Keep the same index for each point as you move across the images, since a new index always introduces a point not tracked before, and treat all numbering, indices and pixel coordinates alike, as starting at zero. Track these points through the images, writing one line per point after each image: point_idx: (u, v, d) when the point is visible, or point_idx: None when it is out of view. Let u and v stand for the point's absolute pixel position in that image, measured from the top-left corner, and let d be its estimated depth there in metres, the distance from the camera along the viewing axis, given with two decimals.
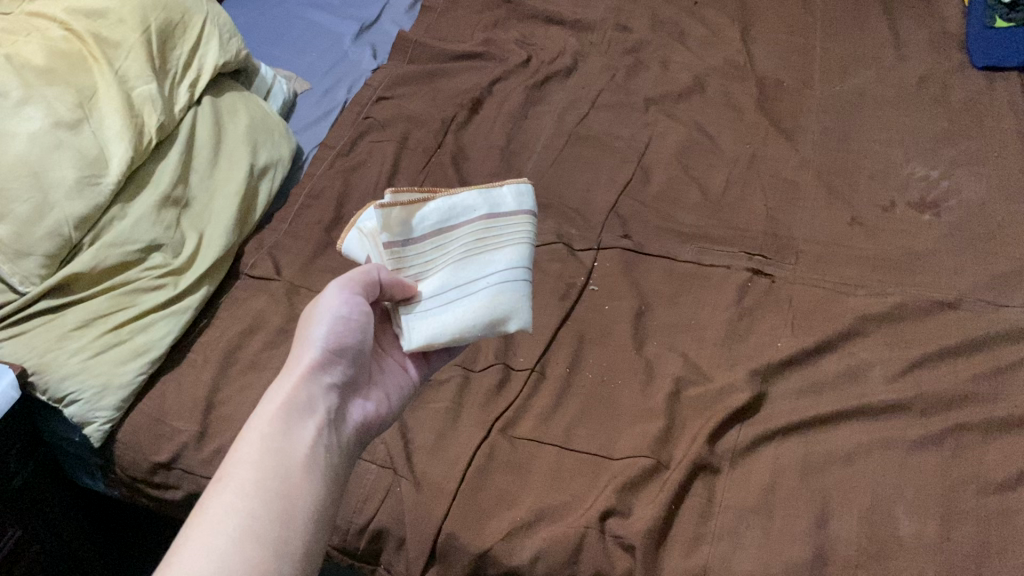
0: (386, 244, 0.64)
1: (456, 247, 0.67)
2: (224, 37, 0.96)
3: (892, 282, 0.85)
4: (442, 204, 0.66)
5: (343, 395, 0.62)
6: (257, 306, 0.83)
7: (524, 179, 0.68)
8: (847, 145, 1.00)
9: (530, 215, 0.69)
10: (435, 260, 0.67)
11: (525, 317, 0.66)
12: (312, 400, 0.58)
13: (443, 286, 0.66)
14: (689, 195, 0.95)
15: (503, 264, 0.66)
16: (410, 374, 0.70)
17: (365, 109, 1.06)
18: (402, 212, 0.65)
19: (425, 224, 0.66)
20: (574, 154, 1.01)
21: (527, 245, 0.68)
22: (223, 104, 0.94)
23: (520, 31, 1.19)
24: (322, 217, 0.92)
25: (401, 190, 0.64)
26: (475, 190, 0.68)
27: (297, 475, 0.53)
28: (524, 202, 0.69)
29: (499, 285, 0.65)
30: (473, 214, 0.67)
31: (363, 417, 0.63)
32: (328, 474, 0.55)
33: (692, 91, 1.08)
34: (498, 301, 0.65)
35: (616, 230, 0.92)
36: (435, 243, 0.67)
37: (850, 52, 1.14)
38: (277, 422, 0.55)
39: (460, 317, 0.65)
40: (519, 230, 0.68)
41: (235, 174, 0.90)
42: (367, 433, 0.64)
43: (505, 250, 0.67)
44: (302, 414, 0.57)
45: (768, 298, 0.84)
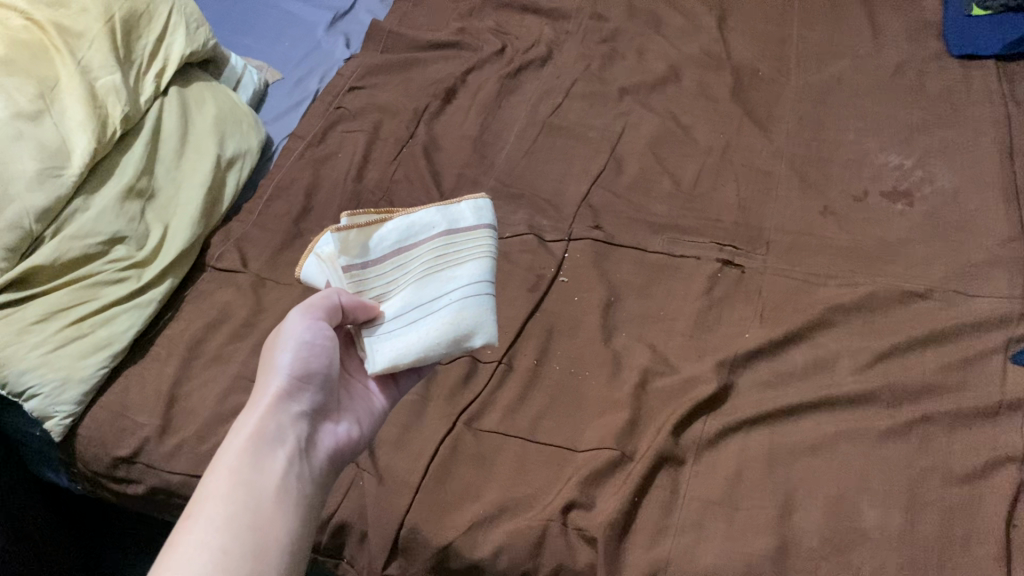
0: (344, 267, 0.66)
1: (418, 267, 0.68)
2: (192, 26, 0.94)
3: (863, 272, 0.85)
4: (398, 225, 0.68)
5: (313, 421, 0.63)
6: (224, 298, 0.82)
7: (479, 192, 0.69)
8: (822, 135, 0.99)
9: (490, 228, 0.69)
10: (397, 281, 0.68)
11: (491, 332, 0.65)
12: (280, 431, 0.59)
13: (406, 307, 0.66)
14: (662, 185, 0.95)
15: (464, 278, 0.66)
16: (380, 398, 0.70)
17: (337, 99, 1.05)
18: (357, 235, 0.67)
19: (383, 245, 0.67)
20: (547, 144, 1.00)
21: (489, 258, 0.67)
22: (190, 94, 0.93)
23: (496, 20, 1.18)
24: (291, 209, 0.92)
25: (356, 214, 0.67)
26: (433, 208, 0.69)
27: (266, 510, 0.54)
28: (484, 215, 0.69)
29: (460, 301, 0.65)
30: (431, 232, 0.68)
31: (335, 442, 0.64)
32: (299, 505, 0.56)
33: (668, 80, 1.07)
34: (460, 317, 0.64)
35: (587, 221, 0.91)
36: (395, 263, 0.68)
37: (826, 41, 1.13)
38: (245, 456, 0.56)
39: (423, 337, 0.65)
40: (479, 243, 0.68)
41: (201, 166, 0.89)
42: (340, 458, 0.65)
43: (467, 265, 0.67)
44: (270, 447, 0.58)
45: (737, 289, 0.84)
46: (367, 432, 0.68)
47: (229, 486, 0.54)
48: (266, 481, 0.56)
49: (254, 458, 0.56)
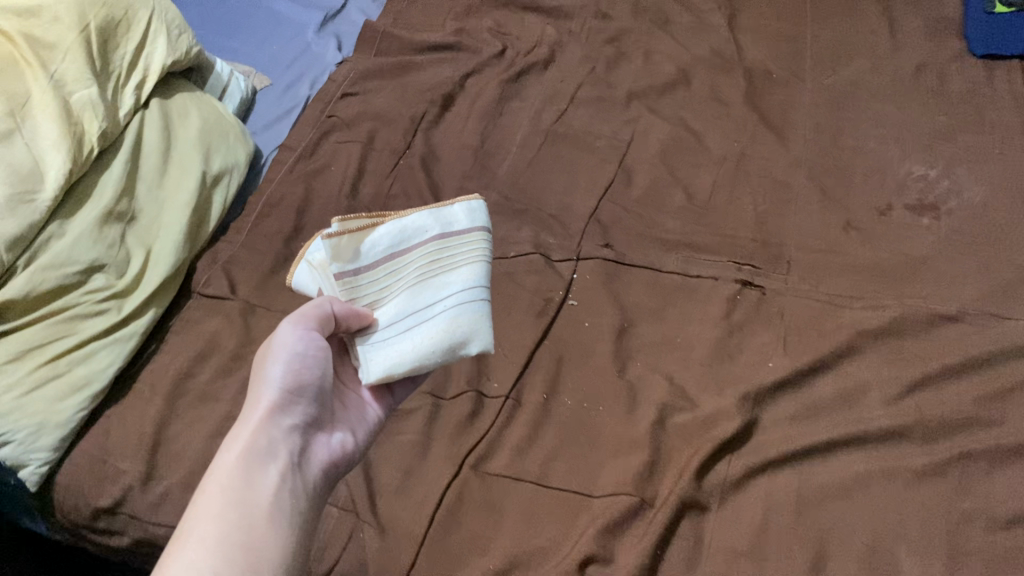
0: (336, 275, 0.61)
1: (412, 272, 0.63)
2: (174, 32, 0.88)
3: (890, 293, 0.80)
4: (390, 229, 0.63)
5: (307, 433, 0.59)
6: (211, 328, 0.77)
7: (474, 193, 0.65)
8: (841, 141, 0.94)
9: (483, 231, 0.65)
10: (391, 286, 0.64)
11: (488, 338, 0.61)
12: (272, 445, 0.55)
13: (399, 315, 0.62)
14: (674, 198, 0.90)
15: (459, 283, 0.62)
16: (376, 407, 0.66)
17: (329, 107, 0.99)
18: (349, 241, 0.62)
19: (376, 250, 0.63)
20: (551, 154, 0.95)
21: (483, 262, 0.64)
22: (172, 106, 0.87)
23: (495, 19, 1.12)
24: (282, 228, 0.86)
25: (348, 218, 0.62)
26: (425, 211, 0.65)
27: (258, 532, 0.50)
28: (477, 217, 0.66)
29: (456, 306, 0.61)
30: (424, 235, 0.64)
31: (331, 456, 0.60)
32: (293, 525, 0.53)
33: (677, 83, 1.02)
34: (456, 324, 0.61)
35: (596, 238, 0.86)
36: (387, 269, 0.64)
37: (841, 39, 1.08)
38: (236, 472, 0.53)
39: (418, 344, 0.61)
40: (474, 246, 0.64)
41: (186, 184, 0.83)
42: (336, 471, 0.61)
43: (462, 269, 0.63)
44: (262, 463, 0.54)
45: (758, 313, 0.79)
46: (361, 443, 0.64)
47: (219, 507, 0.51)
48: (258, 499, 0.52)
49: (248, 473, 0.53)
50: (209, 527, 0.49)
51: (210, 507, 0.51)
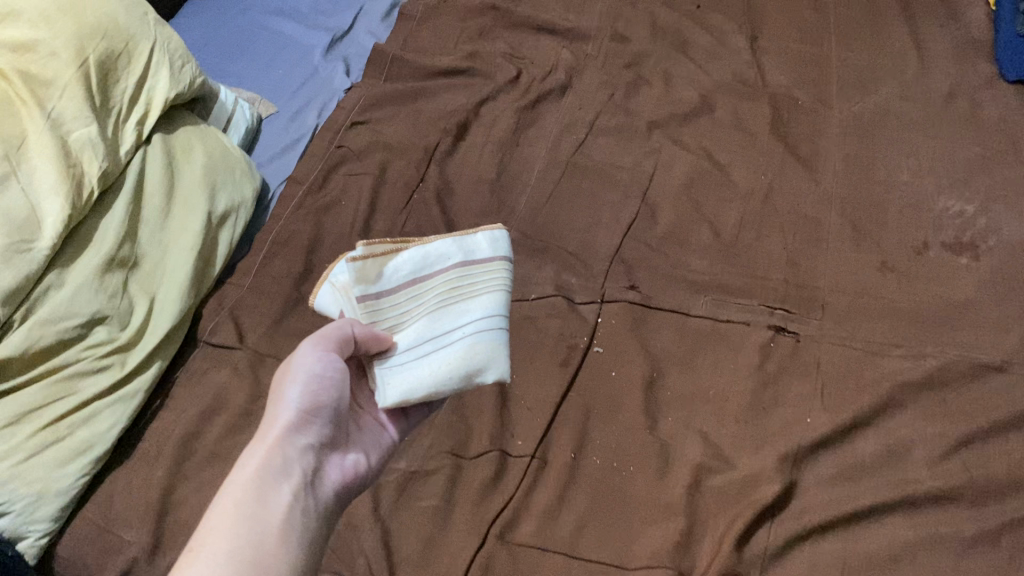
0: (359, 297, 0.59)
1: (432, 299, 0.61)
2: (177, 64, 0.83)
3: (931, 340, 0.76)
4: (414, 254, 0.61)
5: (322, 452, 0.57)
6: (218, 381, 0.73)
7: (498, 223, 0.63)
8: (872, 174, 0.91)
9: (504, 262, 0.63)
10: (409, 311, 0.61)
11: (504, 368, 0.59)
12: (287, 462, 0.54)
13: (418, 339, 0.60)
14: (701, 235, 0.86)
15: (479, 311, 0.60)
16: (390, 431, 0.65)
17: (338, 137, 0.95)
18: (374, 264, 0.59)
19: (399, 274, 0.60)
20: (571, 188, 0.91)
21: (503, 292, 0.62)
22: (176, 141, 0.83)
23: (508, 41, 1.08)
24: (291, 269, 0.82)
25: (374, 241, 0.60)
26: (448, 237, 0.63)
27: (271, 548, 0.48)
28: (499, 247, 0.64)
29: (475, 333, 0.59)
30: (446, 262, 0.62)
31: (343, 478, 0.58)
32: (305, 545, 0.51)
33: (700, 111, 0.98)
34: (474, 352, 0.58)
35: (621, 279, 0.82)
36: (408, 294, 0.61)
37: (868, 63, 1.04)
38: (250, 487, 0.51)
39: (435, 370, 0.58)
40: (495, 276, 0.62)
41: (191, 226, 0.79)
42: (347, 494, 0.59)
43: (482, 298, 0.61)
44: (276, 479, 0.52)
45: (793, 362, 0.75)
46: (373, 466, 0.63)
47: (232, 520, 0.49)
48: (272, 515, 0.50)
49: (263, 488, 0.51)
50: (221, 540, 0.47)
51: (223, 519, 0.49)
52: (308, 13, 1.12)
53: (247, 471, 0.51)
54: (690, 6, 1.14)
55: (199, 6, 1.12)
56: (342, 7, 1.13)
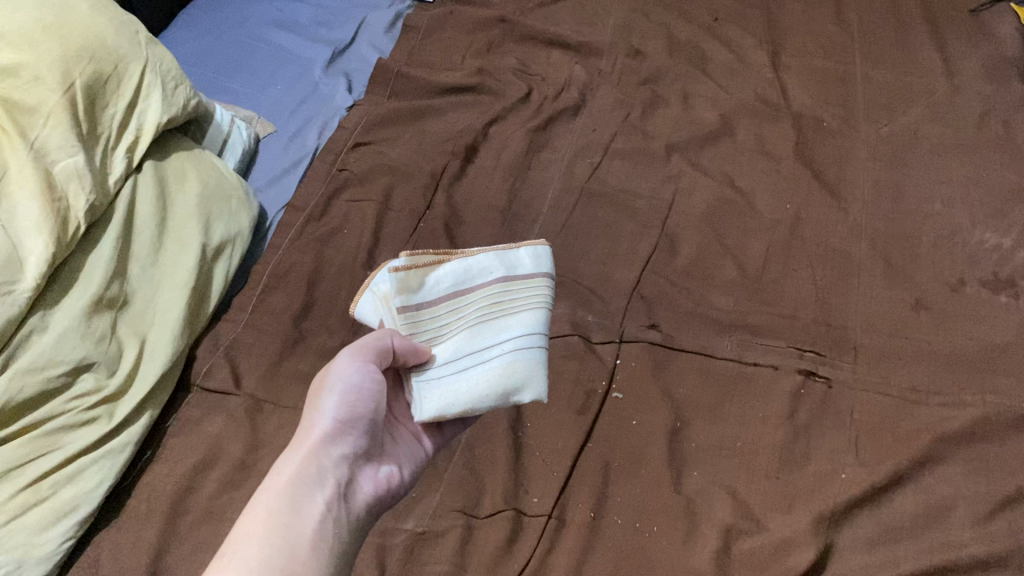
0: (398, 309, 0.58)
1: (473, 313, 0.59)
2: (169, 85, 0.78)
3: (971, 387, 0.72)
4: (455, 267, 0.60)
5: (357, 463, 0.56)
6: (213, 430, 0.69)
7: (541, 237, 0.61)
8: (903, 203, 0.86)
9: (548, 276, 0.61)
10: (450, 325, 0.60)
11: (543, 388, 0.57)
12: (322, 472, 0.53)
13: (456, 354, 0.59)
14: (724, 270, 0.81)
15: (519, 328, 0.58)
16: (425, 445, 0.64)
17: (340, 159, 0.91)
18: (416, 275, 0.59)
19: (440, 286, 0.59)
20: (586, 217, 0.87)
21: (545, 310, 0.60)
22: (168, 168, 0.78)
23: (517, 56, 1.03)
24: (291, 304, 0.78)
25: (417, 252, 0.59)
26: (492, 251, 0.61)
27: (304, 556, 0.47)
28: (543, 262, 0.61)
29: (513, 350, 0.57)
30: (488, 276, 0.60)
31: (376, 489, 0.57)
32: (337, 556, 0.50)
33: (720, 133, 0.93)
34: (512, 369, 0.57)
35: (640, 317, 0.78)
36: (450, 307, 0.60)
37: (895, 81, 1.00)
38: (285, 494, 0.50)
39: (472, 388, 0.57)
40: (537, 293, 0.60)
41: (185, 260, 0.74)
42: (379, 507, 0.58)
43: (523, 314, 0.59)
44: (311, 487, 0.51)
45: (825, 411, 0.71)
46: (406, 480, 0.61)
47: (267, 526, 0.48)
48: (305, 524, 0.49)
49: (297, 497, 0.50)
50: (256, 544, 0.47)
51: (257, 524, 0.48)
52: (308, 25, 1.07)
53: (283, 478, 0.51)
54: (707, 19, 1.09)
55: (193, 16, 1.07)
56: (343, 19, 1.08)
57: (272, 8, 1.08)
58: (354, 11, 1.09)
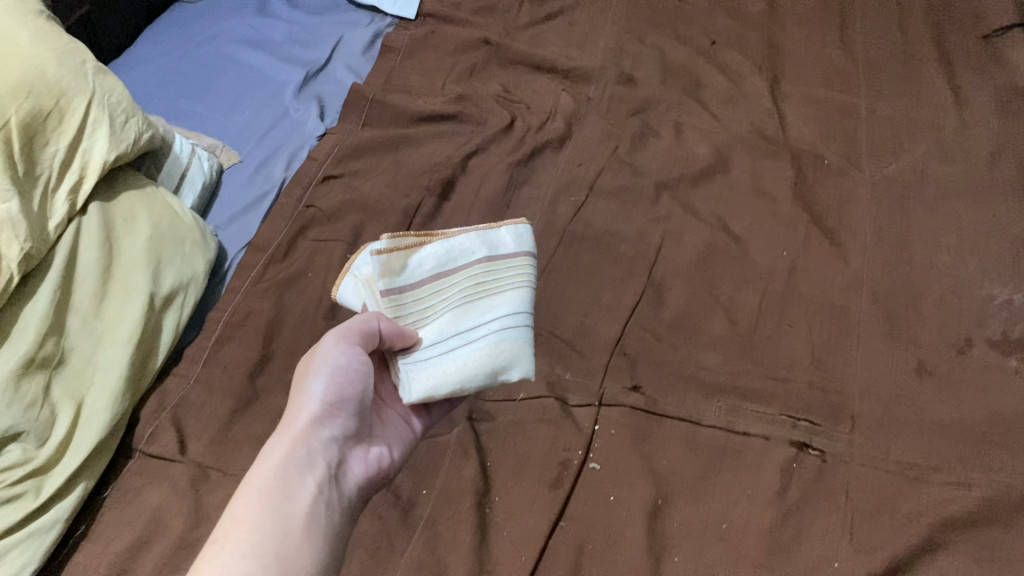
0: (382, 292, 0.61)
1: (457, 293, 0.63)
2: (119, 119, 0.73)
3: (978, 463, 0.66)
4: (438, 248, 0.63)
5: (345, 446, 0.59)
6: (154, 502, 0.64)
7: (522, 219, 0.66)
8: (907, 252, 0.80)
9: (530, 255, 0.66)
10: (434, 307, 0.63)
11: (529, 366, 0.61)
12: (310, 457, 0.56)
13: (443, 334, 0.61)
14: (714, 324, 0.75)
15: (504, 306, 0.62)
16: (414, 425, 0.66)
17: (307, 194, 0.85)
18: (398, 257, 0.61)
19: (422, 268, 0.62)
20: (568, 261, 0.81)
21: (528, 288, 0.64)
22: (116, 209, 0.73)
23: (502, 81, 0.98)
24: (246, 358, 0.72)
25: (398, 236, 0.62)
26: (472, 233, 0.65)
27: (292, 541, 0.51)
28: (524, 242, 0.66)
29: (500, 330, 0.61)
30: (471, 257, 0.64)
31: (366, 470, 0.60)
32: (325, 538, 0.53)
33: (714, 171, 0.88)
34: (498, 350, 0.60)
35: (622, 377, 0.72)
36: (433, 288, 0.63)
37: (900, 115, 0.94)
38: (274, 482, 0.53)
39: (460, 368, 0.60)
40: (520, 272, 0.65)
41: (131, 310, 0.69)
42: (369, 487, 0.61)
43: (507, 294, 0.63)
44: (300, 472, 0.55)
45: (818, 488, 0.65)
46: (396, 458, 0.64)
47: (257, 511, 0.52)
48: (295, 508, 0.53)
49: (285, 484, 0.53)
50: (247, 530, 0.50)
51: (248, 510, 0.52)
52: (281, 43, 1.01)
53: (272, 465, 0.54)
54: (704, 42, 1.03)
55: (161, 32, 1.01)
56: (319, 37, 1.02)
57: (244, 24, 1.02)
58: (330, 28, 1.03)
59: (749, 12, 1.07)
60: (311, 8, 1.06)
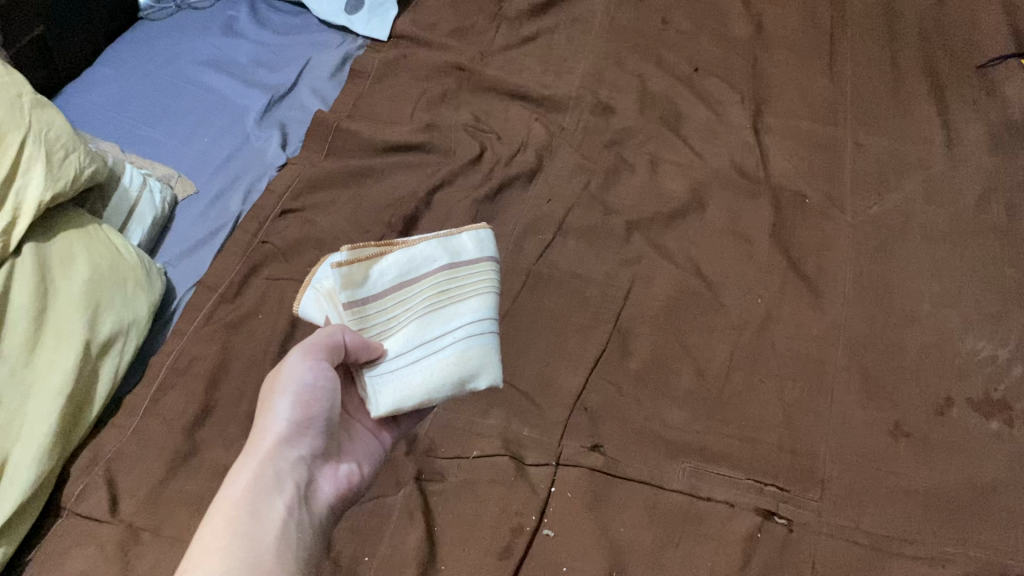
0: (345, 304, 0.60)
1: (421, 301, 0.62)
2: (57, 156, 0.69)
3: (953, 537, 0.62)
4: (399, 258, 0.62)
5: (314, 464, 0.56)
6: (79, 567, 0.61)
7: (482, 223, 0.65)
8: (887, 301, 0.76)
9: (491, 261, 0.65)
10: (398, 317, 0.62)
11: (496, 373, 0.61)
12: (280, 475, 0.52)
13: (409, 344, 0.61)
14: (682, 377, 0.72)
15: (469, 314, 0.62)
16: (381, 441, 0.65)
17: (263, 229, 0.82)
18: (360, 269, 0.60)
19: (384, 279, 0.61)
20: (532, 304, 0.77)
21: (492, 295, 0.64)
22: (53, 251, 0.69)
23: (473, 108, 0.94)
24: (187, 408, 0.69)
25: (359, 246, 0.61)
26: (434, 240, 0.64)
27: (272, 554, 0.47)
28: (485, 248, 0.66)
29: (466, 339, 0.61)
30: (434, 264, 0.63)
31: (335, 488, 0.57)
32: (304, 554, 0.50)
33: (689, 209, 0.84)
34: (465, 358, 0.60)
35: (582, 435, 0.68)
36: (396, 298, 0.62)
37: (887, 150, 0.90)
38: (245, 500, 0.50)
39: (427, 378, 0.60)
40: (482, 278, 0.64)
41: (63, 357, 0.65)
42: (339, 507, 0.58)
43: (471, 301, 0.63)
44: (271, 488, 0.51)
45: (782, 561, 0.62)
46: (365, 475, 0.62)
47: (230, 528, 0.48)
48: (270, 524, 0.49)
49: (257, 501, 0.49)
50: (222, 546, 0.46)
51: (221, 527, 0.47)
52: (246, 65, 0.98)
53: (243, 481, 0.50)
54: (686, 68, 1.00)
55: (122, 52, 0.98)
56: (286, 60, 0.98)
57: (209, 45, 0.99)
58: (298, 50, 1.00)
59: (735, 36, 1.03)
60: (279, 27, 1.03)
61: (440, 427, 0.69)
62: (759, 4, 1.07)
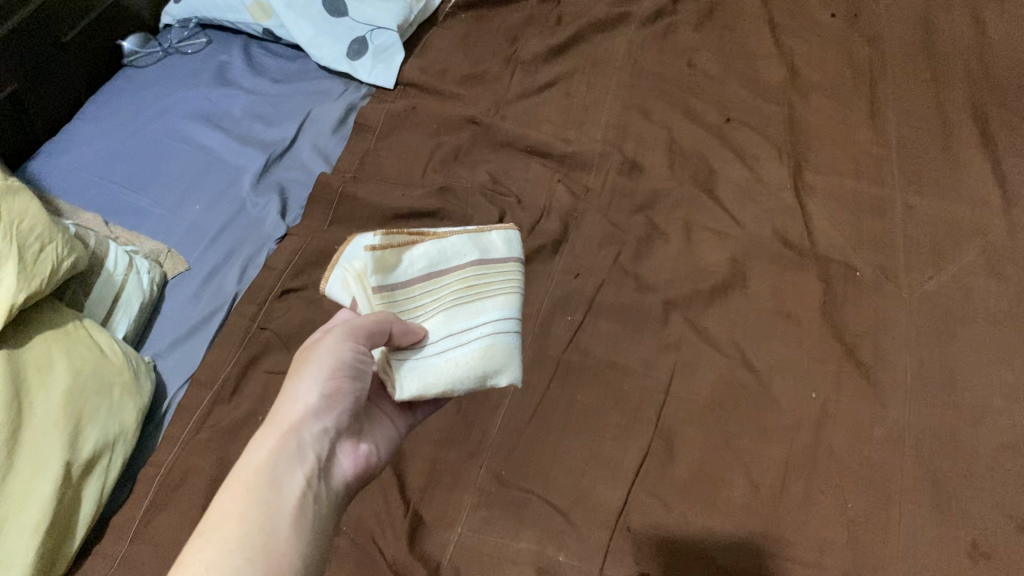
0: (374, 288, 0.54)
1: (450, 293, 0.56)
2: (31, 250, 0.62)
3: None
4: (432, 248, 0.56)
5: (337, 439, 0.51)
6: None
7: (513, 225, 0.60)
8: (955, 395, 0.69)
9: (519, 262, 0.59)
10: (424, 309, 0.56)
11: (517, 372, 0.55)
12: (302, 448, 0.48)
13: (435, 335, 0.55)
14: (733, 487, 0.65)
15: (496, 311, 0.56)
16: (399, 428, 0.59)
17: (263, 312, 0.74)
18: (393, 254, 0.55)
19: (415, 269, 0.56)
20: (564, 398, 0.70)
21: (518, 294, 0.58)
22: (28, 355, 0.61)
23: (490, 167, 0.87)
24: (181, 534, 0.61)
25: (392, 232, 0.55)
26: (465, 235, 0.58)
27: (283, 534, 0.44)
28: (514, 247, 0.60)
29: (492, 335, 0.54)
30: (465, 259, 0.57)
31: (356, 466, 0.53)
32: (318, 534, 0.46)
33: (730, 284, 0.77)
34: (490, 353, 0.54)
35: (626, 562, 0.61)
36: (425, 290, 0.56)
37: (939, 214, 0.82)
38: (261, 472, 0.46)
39: (451, 369, 0.53)
40: (510, 276, 0.58)
41: (41, 489, 0.57)
42: (358, 485, 0.54)
43: (500, 298, 0.57)
44: (292, 463, 0.47)
45: None
46: (382, 459, 0.57)
47: (244, 503, 0.44)
48: (285, 501, 0.45)
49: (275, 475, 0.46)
50: (232, 524, 0.43)
51: (233, 503, 0.44)
52: (242, 118, 0.91)
53: (261, 453, 0.46)
54: (716, 118, 0.92)
55: (107, 106, 0.91)
56: (284, 113, 0.92)
57: (200, 96, 0.92)
58: (297, 101, 0.93)
59: (766, 80, 0.95)
60: (276, 74, 0.97)
61: (466, 551, 0.62)
62: (791, 43, 0.98)
